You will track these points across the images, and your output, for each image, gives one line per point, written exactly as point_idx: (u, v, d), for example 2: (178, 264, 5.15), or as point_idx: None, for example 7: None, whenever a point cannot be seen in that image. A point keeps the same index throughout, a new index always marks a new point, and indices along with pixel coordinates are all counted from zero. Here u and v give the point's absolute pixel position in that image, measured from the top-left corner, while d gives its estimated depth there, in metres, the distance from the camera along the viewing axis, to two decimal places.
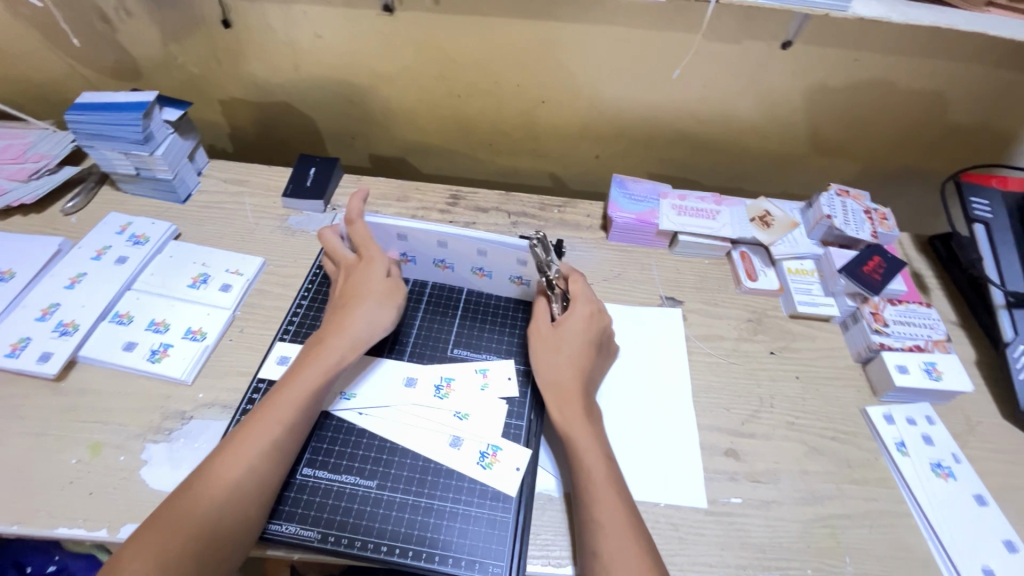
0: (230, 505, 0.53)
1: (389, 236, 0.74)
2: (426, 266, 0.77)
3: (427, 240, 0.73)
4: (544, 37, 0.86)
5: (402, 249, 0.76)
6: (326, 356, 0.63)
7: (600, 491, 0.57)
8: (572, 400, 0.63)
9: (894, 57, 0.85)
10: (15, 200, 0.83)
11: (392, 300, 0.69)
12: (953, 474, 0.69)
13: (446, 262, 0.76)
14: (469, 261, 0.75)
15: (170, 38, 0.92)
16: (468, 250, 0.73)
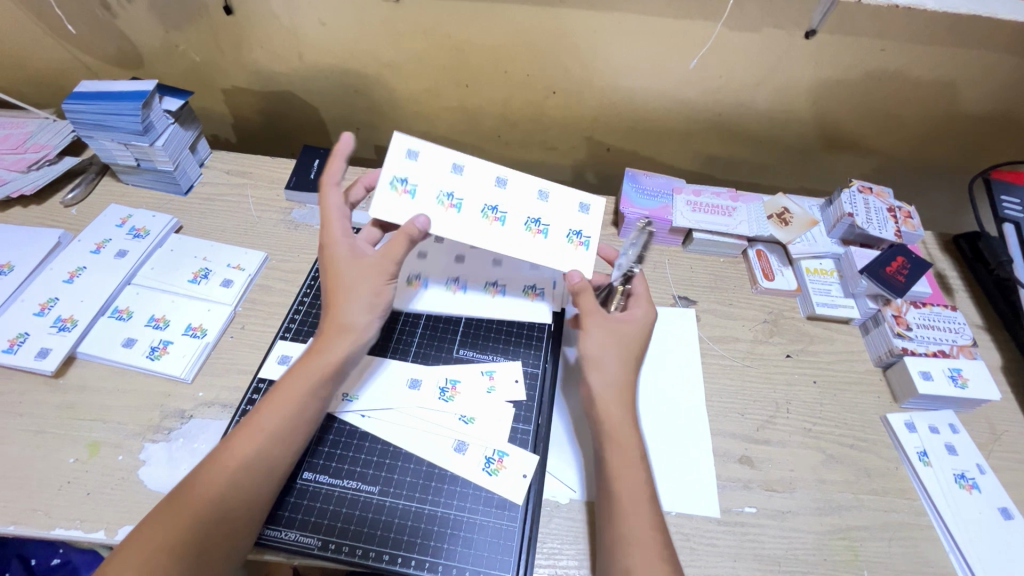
0: (231, 506, 0.51)
1: (442, 169, 0.67)
2: (474, 212, 0.66)
3: (486, 178, 0.68)
4: (556, 25, 0.83)
5: (450, 188, 0.66)
6: (324, 356, 0.59)
7: (632, 505, 0.54)
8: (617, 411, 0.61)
9: (924, 47, 0.80)
10: (15, 191, 0.81)
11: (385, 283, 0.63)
12: (977, 486, 0.66)
13: (498, 211, 0.67)
14: (528, 207, 0.68)
15: (171, 25, 0.89)
16: (527, 192, 0.69)
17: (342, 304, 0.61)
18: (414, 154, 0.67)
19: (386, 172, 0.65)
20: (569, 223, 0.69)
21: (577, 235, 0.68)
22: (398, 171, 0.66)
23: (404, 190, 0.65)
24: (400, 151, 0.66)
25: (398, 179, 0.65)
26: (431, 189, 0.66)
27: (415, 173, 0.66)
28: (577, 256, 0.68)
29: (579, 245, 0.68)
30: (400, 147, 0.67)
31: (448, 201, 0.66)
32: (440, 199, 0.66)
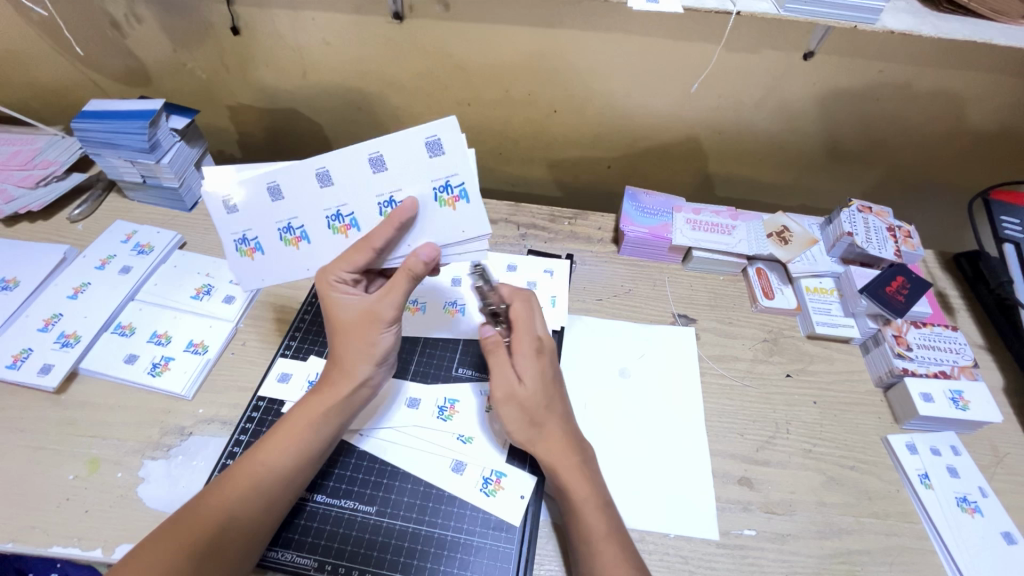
0: (241, 518, 0.52)
1: (263, 203, 0.57)
2: (323, 231, 0.58)
3: (307, 181, 0.56)
4: (556, 46, 0.84)
5: (286, 218, 0.58)
6: (334, 387, 0.58)
7: (602, 544, 0.53)
8: (562, 453, 0.58)
9: (921, 68, 0.81)
10: (23, 207, 0.82)
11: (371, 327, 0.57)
12: (980, 510, 0.66)
13: (347, 216, 0.58)
14: (375, 185, 0.55)
15: (179, 44, 0.91)
16: (359, 169, 0.55)
17: (345, 341, 0.58)
18: (232, 203, 0.57)
19: (223, 240, 0.59)
20: (430, 176, 0.55)
21: (447, 187, 0.55)
22: (229, 231, 0.59)
23: (252, 250, 0.60)
24: (216, 206, 0.57)
25: (238, 242, 0.59)
26: (269, 230, 0.59)
27: (245, 223, 0.58)
28: (463, 216, 0.56)
29: (456, 200, 0.56)
30: (215, 201, 0.57)
31: (293, 233, 0.59)
32: (332, 224, 0.58)
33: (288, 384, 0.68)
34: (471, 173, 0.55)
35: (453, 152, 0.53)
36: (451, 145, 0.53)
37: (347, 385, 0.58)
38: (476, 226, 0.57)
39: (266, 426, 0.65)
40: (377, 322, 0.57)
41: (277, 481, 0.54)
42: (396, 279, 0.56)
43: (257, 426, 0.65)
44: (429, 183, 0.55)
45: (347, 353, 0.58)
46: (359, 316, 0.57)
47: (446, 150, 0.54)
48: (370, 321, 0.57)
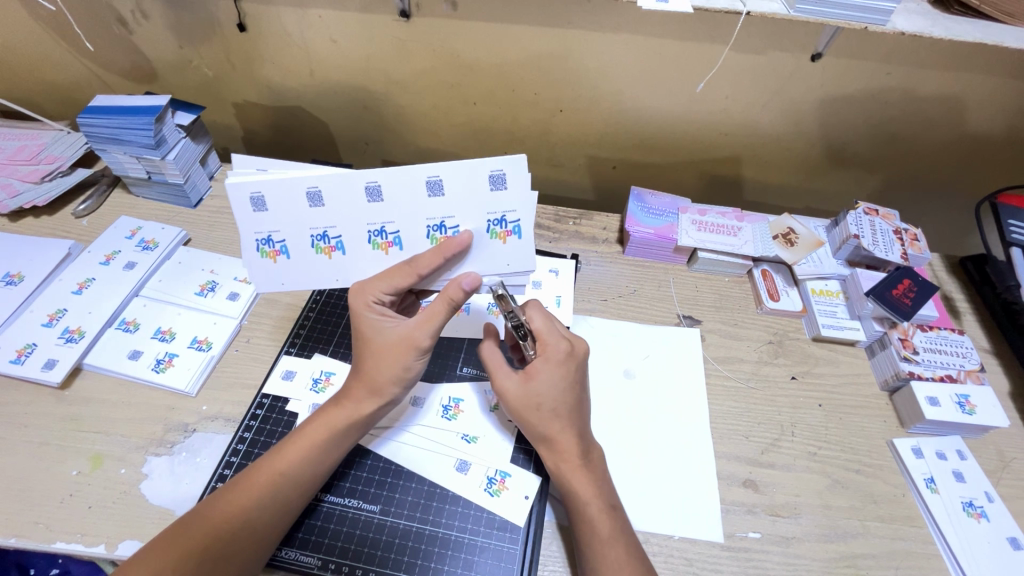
0: (245, 522, 0.51)
1: (296, 206, 0.55)
2: (362, 244, 0.57)
3: (353, 193, 0.54)
4: (563, 45, 0.84)
5: (321, 226, 0.56)
6: (357, 404, 0.58)
7: (607, 546, 0.53)
8: (569, 455, 0.57)
9: (930, 71, 0.81)
10: (28, 202, 0.82)
11: (402, 357, 0.57)
12: (986, 515, 0.65)
13: (390, 234, 0.57)
14: (426, 209, 0.55)
15: (185, 41, 0.91)
16: (412, 191, 0.54)
17: (375, 362, 0.57)
18: (263, 203, 0.54)
19: (246, 237, 0.56)
20: (488, 209, 0.55)
21: (500, 222, 0.56)
22: (256, 229, 0.56)
23: (276, 252, 0.58)
24: (243, 202, 0.54)
25: (262, 242, 0.57)
26: (301, 235, 0.57)
27: (275, 224, 0.56)
28: (513, 251, 0.58)
29: (507, 235, 0.57)
30: (243, 196, 0.54)
31: (326, 242, 0.57)
32: (373, 238, 0.57)
33: (293, 382, 0.68)
34: (529, 214, 0.56)
35: (516, 190, 0.54)
36: (515, 186, 0.54)
37: (371, 403, 0.58)
38: (526, 259, 0.58)
39: (270, 424, 0.65)
40: (413, 348, 0.57)
41: (280, 483, 0.54)
42: (435, 306, 0.56)
43: (261, 423, 0.65)
44: (484, 215, 0.56)
45: (376, 375, 0.57)
46: (395, 341, 0.56)
47: (508, 186, 0.54)
48: (405, 348, 0.57)
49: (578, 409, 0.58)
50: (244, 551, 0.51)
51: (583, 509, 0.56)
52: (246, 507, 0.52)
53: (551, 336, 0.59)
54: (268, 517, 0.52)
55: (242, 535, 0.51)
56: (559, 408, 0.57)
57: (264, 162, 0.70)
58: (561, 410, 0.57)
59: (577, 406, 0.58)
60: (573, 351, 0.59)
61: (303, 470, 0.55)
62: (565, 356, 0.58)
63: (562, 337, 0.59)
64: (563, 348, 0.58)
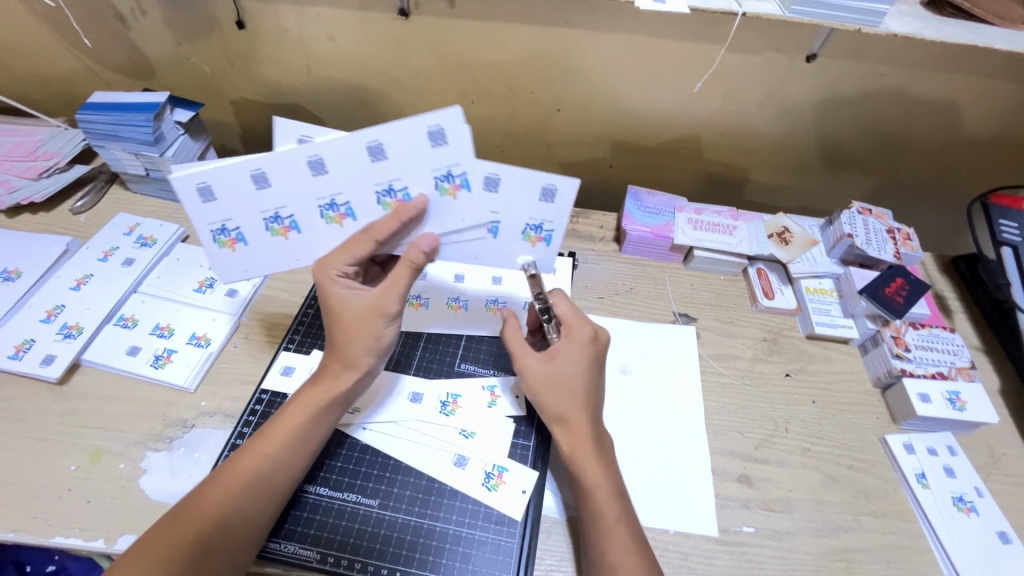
0: (237, 510, 0.52)
1: (243, 191, 0.55)
2: (315, 220, 0.58)
3: (296, 169, 0.54)
4: (561, 44, 0.84)
5: (273, 208, 0.57)
6: (332, 380, 0.58)
7: (613, 532, 0.54)
8: (585, 438, 0.57)
9: (922, 72, 0.82)
10: (25, 198, 0.82)
11: (370, 326, 0.57)
12: (975, 509, 0.66)
13: (340, 206, 0.57)
14: (372, 176, 0.55)
15: (183, 38, 0.91)
16: (356, 158, 0.54)
17: (346, 335, 0.57)
18: (209, 193, 0.55)
19: (200, 229, 0.58)
20: (433, 166, 0.55)
21: (449, 177, 0.56)
22: (207, 220, 0.57)
23: (233, 240, 0.59)
24: (190, 196, 0.55)
25: (216, 233, 0.58)
26: (252, 220, 0.58)
27: (226, 212, 0.57)
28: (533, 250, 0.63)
29: (538, 240, 0.61)
30: (190, 188, 0.54)
31: (280, 224, 0.58)
32: (326, 213, 0.58)
33: (291, 377, 0.69)
34: (474, 165, 0.55)
35: (457, 143, 0.53)
36: (454, 137, 0.53)
37: (347, 377, 0.58)
38: (477, 215, 0.58)
39: (268, 419, 0.65)
40: (382, 317, 0.57)
41: (263, 471, 0.54)
42: (397, 271, 0.56)
43: (260, 419, 0.65)
44: (431, 173, 0.55)
45: (347, 348, 0.58)
46: (362, 310, 0.56)
47: (556, 199, 0.58)
48: (373, 317, 0.57)
49: (595, 391, 0.59)
50: (236, 536, 0.51)
51: (593, 493, 0.56)
52: (238, 495, 0.52)
53: (576, 321, 0.61)
54: (257, 503, 0.53)
55: (235, 524, 0.51)
56: (580, 388, 0.58)
57: (304, 130, 0.63)
58: (580, 389, 0.58)
59: (596, 388, 0.59)
60: (599, 337, 0.60)
61: (286, 452, 0.56)
62: (591, 339, 0.60)
63: (587, 322, 0.61)
64: (588, 332, 0.60)
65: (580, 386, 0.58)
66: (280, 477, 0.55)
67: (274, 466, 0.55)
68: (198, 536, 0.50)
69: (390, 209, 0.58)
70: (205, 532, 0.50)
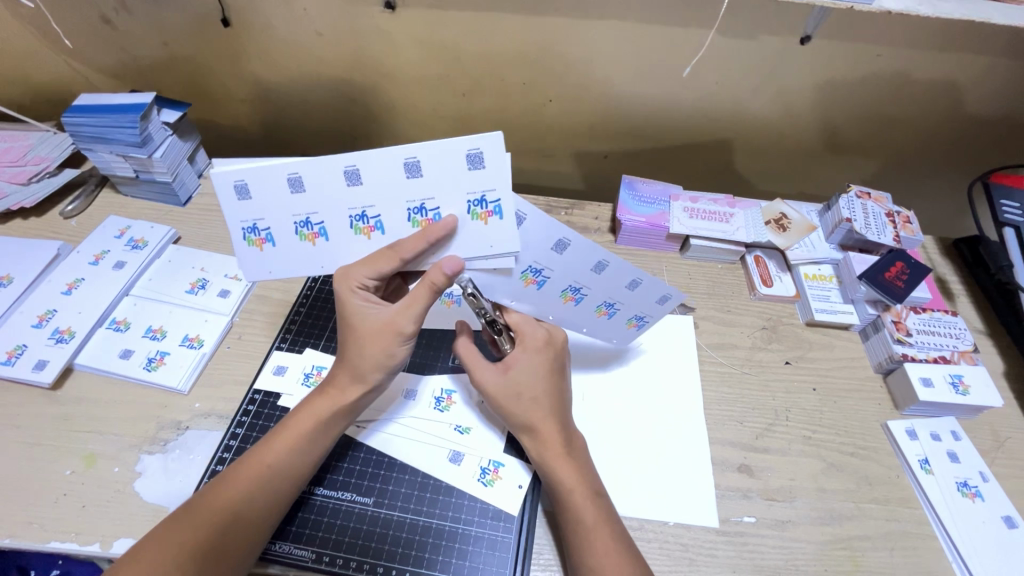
0: (243, 512, 0.52)
1: (280, 193, 0.53)
2: (343, 230, 0.56)
3: (332, 176, 0.52)
4: (550, 33, 0.83)
5: (304, 212, 0.54)
6: (343, 392, 0.58)
7: (592, 533, 0.53)
8: (553, 443, 0.57)
9: (920, 52, 0.80)
10: (15, 203, 0.82)
11: (386, 344, 0.57)
12: (980, 494, 0.65)
13: (371, 219, 0.55)
14: (405, 192, 0.53)
15: (169, 38, 0.90)
16: (391, 174, 0.52)
17: (360, 350, 0.57)
18: (246, 190, 0.53)
19: (231, 227, 0.55)
20: (469, 189, 0.53)
21: (482, 201, 0.53)
22: (241, 217, 0.54)
23: (262, 240, 0.56)
24: (228, 190, 0.53)
25: (247, 230, 0.55)
26: (283, 220, 0.55)
27: (259, 211, 0.54)
28: (597, 322, 0.68)
29: (572, 299, 0.63)
30: (228, 183, 0.52)
31: (310, 229, 0.56)
32: (355, 224, 0.55)
33: (284, 377, 0.68)
34: (509, 193, 0.52)
35: (494, 166, 0.51)
36: (493, 162, 0.51)
37: (357, 389, 0.58)
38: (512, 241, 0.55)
39: (262, 419, 0.65)
40: (398, 334, 0.56)
41: (271, 475, 0.54)
42: (418, 293, 0.55)
43: (253, 419, 0.65)
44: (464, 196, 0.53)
45: (361, 362, 0.57)
46: (380, 326, 0.56)
47: (605, 274, 0.59)
48: (390, 333, 0.56)
49: (559, 395, 0.59)
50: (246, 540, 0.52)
51: (565, 495, 0.55)
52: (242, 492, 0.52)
53: (528, 326, 0.61)
54: (265, 508, 0.53)
55: (235, 521, 0.51)
56: (541, 396, 0.58)
57: None
58: (542, 397, 0.58)
59: (555, 392, 0.59)
60: (552, 339, 0.61)
61: (287, 458, 0.55)
62: (544, 342, 0.60)
63: (539, 325, 0.62)
64: (541, 336, 0.60)
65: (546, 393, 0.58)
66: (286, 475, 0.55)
67: (279, 466, 0.55)
68: (209, 534, 0.50)
69: (417, 226, 0.56)
70: (216, 529, 0.50)
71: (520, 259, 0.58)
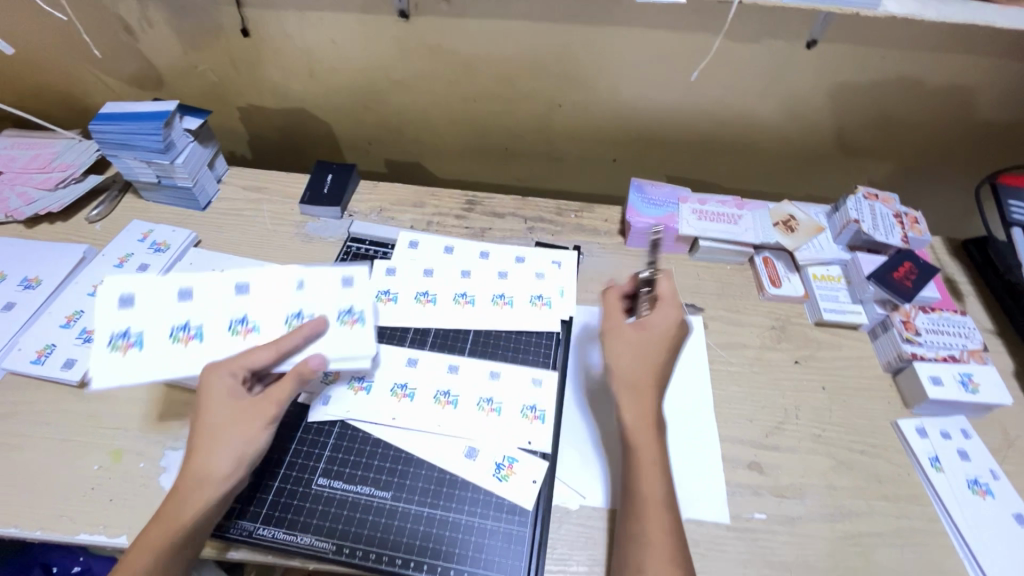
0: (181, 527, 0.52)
1: (163, 301, 0.64)
2: (242, 337, 0.63)
3: (164, 293, 0.65)
4: (558, 40, 0.85)
5: (242, 312, 0.65)
6: (206, 457, 0.54)
7: (652, 508, 0.54)
8: (646, 415, 0.59)
9: (925, 55, 0.81)
10: (43, 208, 0.85)
11: (249, 424, 0.55)
12: (991, 492, 0.66)
13: (249, 321, 0.64)
14: (301, 302, 0.66)
15: (190, 48, 0.93)
16: (223, 298, 0.65)
17: (223, 426, 0.55)
18: (128, 300, 0.64)
19: (161, 330, 0.63)
20: (343, 300, 0.66)
21: (349, 312, 0.65)
22: (172, 319, 0.63)
23: (188, 336, 0.63)
24: (111, 297, 0.63)
25: (176, 328, 0.63)
26: (218, 321, 0.64)
27: (137, 320, 0.63)
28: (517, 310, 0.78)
29: None
30: (113, 293, 0.64)
31: (185, 332, 0.63)
32: (233, 327, 0.64)
33: None
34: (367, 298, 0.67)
35: (363, 286, 0.67)
36: (311, 284, 0.67)
37: (224, 455, 0.54)
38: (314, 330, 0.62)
39: None
40: (240, 422, 0.55)
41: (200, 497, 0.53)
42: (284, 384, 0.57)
43: None
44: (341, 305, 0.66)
45: (217, 447, 0.55)
46: (244, 404, 0.56)
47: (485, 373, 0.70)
48: (246, 417, 0.56)
49: (662, 370, 0.61)
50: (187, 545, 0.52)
51: (636, 470, 0.57)
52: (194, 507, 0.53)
53: (670, 302, 0.65)
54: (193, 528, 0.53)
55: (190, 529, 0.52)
56: (651, 358, 0.61)
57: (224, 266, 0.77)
58: (651, 370, 0.61)
59: (656, 369, 0.61)
60: (682, 325, 0.64)
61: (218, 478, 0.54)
62: (675, 325, 0.63)
63: (676, 308, 0.65)
64: (672, 317, 0.64)
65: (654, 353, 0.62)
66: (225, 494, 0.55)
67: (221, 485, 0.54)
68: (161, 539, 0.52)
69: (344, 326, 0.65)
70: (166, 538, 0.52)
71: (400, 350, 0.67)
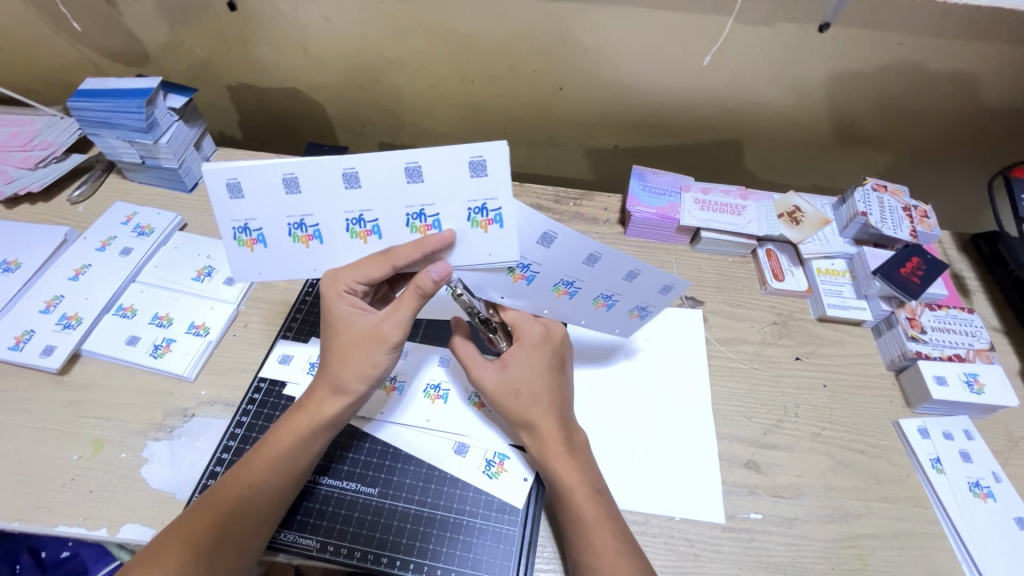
0: (228, 527, 0.50)
1: (274, 192, 0.51)
2: (339, 232, 0.54)
3: (273, 185, 0.51)
4: (560, 20, 0.81)
5: (298, 214, 0.53)
6: (321, 406, 0.56)
7: (594, 528, 0.52)
8: (552, 443, 0.56)
9: (945, 41, 0.77)
10: (22, 188, 0.82)
11: (374, 351, 0.55)
12: (992, 495, 0.64)
13: (310, 227, 0.54)
14: (407, 196, 0.52)
15: (176, 22, 0.89)
16: (331, 184, 0.51)
17: (346, 356, 0.55)
18: (239, 189, 0.51)
19: (222, 225, 0.53)
20: (640, 300, 0.62)
21: (524, 267, 0.57)
22: (231, 216, 0.53)
23: (253, 241, 0.55)
24: (219, 188, 0.51)
25: (238, 231, 0.54)
26: (277, 223, 0.53)
27: (251, 211, 0.53)
28: (595, 313, 0.64)
29: (602, 305, 0.63)
30: (219, 182, 0.51)
31: (249, 235, 0.54)
32: (293, 232, 0.54)
33: (290, 366, 0.68)
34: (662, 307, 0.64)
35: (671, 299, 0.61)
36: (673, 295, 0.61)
37: (340, 403, 0.56)
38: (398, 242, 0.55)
39: (267, 408, 0.65)
40: (385, 342, 0.55)
41: (247, 498, 0.52)
42: (406, 298, 0.54)
43: (259, 407, 0.65)
44: (559, 276, 0.58)
45: (345, 372, 0.56)
46: (365, 331, 0.55)
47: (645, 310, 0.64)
48: (376, 339, 0.55)
49: (559, 391, 0.59)
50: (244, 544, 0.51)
51: (567, 493, 0.55)
52: (257, 484, 0.53)
53: (525, 323, 0.62)
54: (244, 527, 0.51)
55: (244, 513, 0.51)
56: (538, 392, 0.57)
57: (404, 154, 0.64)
58: (539, 394, 0.57)
59: (549, 391, 0.58)
60: (550, 335, 0.61)
61: (301, 448, 0.55)
62: (541, 339, 0.60)
63: (536, 321, 0.62)
64: (537, 332, 0.61)
65: (545, 386, 0.58)
66: (300, 469, 0.55)
67: (304, 454, 0.55)
68: (201, 542, 0.48)
69: (593, 305, 0.63)
70: (206, 539, 0.49)
71: (552, 270, 0.57)
